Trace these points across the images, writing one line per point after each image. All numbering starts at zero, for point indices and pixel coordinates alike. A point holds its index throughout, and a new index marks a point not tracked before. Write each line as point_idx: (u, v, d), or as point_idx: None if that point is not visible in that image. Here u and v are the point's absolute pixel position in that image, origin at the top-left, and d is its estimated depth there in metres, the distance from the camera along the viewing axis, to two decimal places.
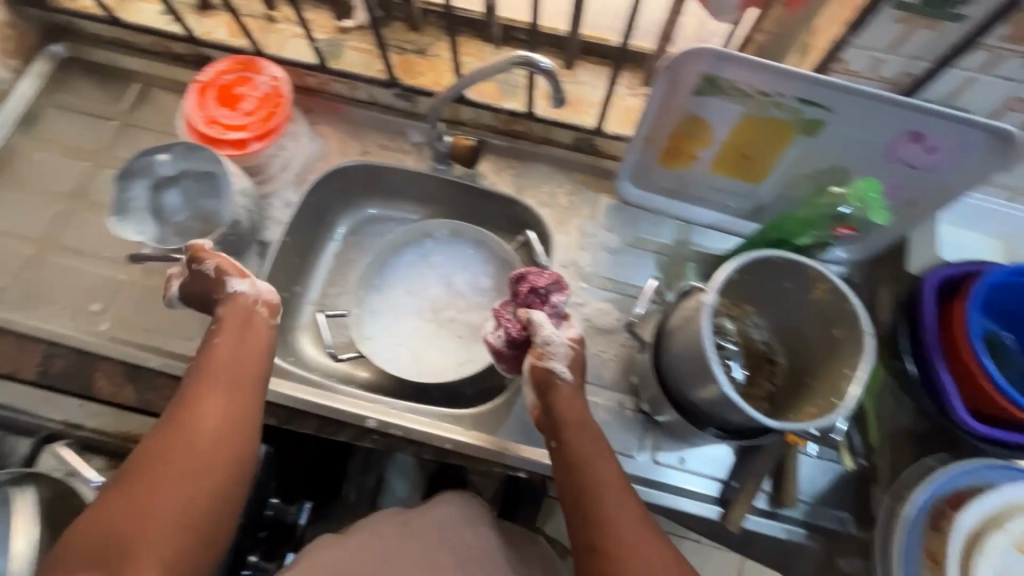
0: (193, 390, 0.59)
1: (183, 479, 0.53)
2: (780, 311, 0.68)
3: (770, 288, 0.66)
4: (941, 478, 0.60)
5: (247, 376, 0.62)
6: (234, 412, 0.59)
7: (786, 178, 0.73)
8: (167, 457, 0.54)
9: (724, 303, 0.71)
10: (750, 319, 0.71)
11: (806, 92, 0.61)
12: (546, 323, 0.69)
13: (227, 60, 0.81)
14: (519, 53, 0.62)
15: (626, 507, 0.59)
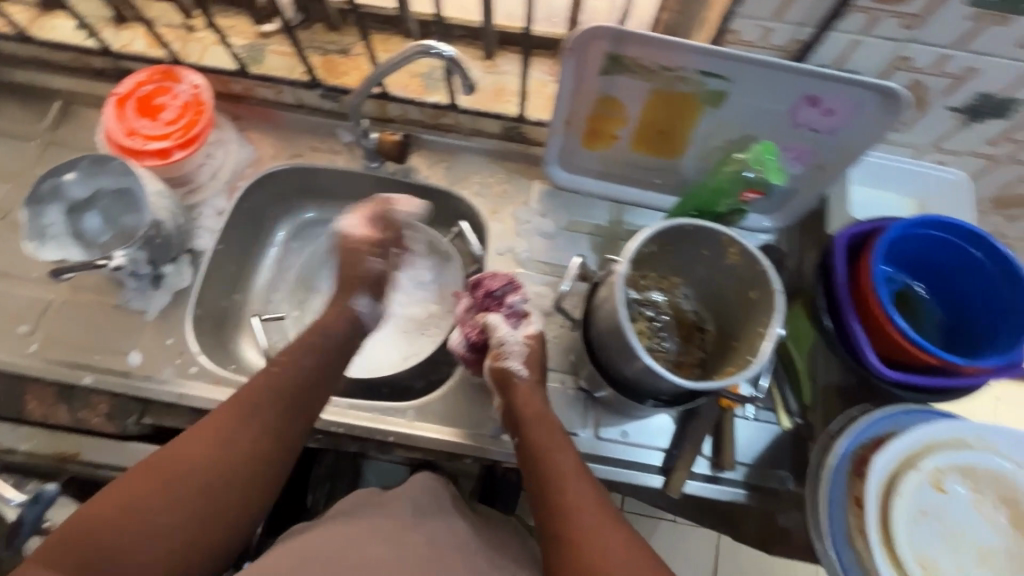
0: (254, 398, 0.60)
1: (215, 489, 0.55)
2: (705, 280, 0.71)
3: (690, 256, 0.69)
4: (862, 427, 0.62)
5: (310, 400, 0.64)
6: (282, 435, 0.60)
7: (703, 150, 0.75)
8: (209, 459, 0.55)
9: (651, 277, 0.72)
10: (680, 291, 0.73)
11: (705, 65, 0.64)
12: (502, 323, 0.71)
13: (146, 70, 0.80)
14: (420, 42, 0.64)
15: (582, 492, 0.60)
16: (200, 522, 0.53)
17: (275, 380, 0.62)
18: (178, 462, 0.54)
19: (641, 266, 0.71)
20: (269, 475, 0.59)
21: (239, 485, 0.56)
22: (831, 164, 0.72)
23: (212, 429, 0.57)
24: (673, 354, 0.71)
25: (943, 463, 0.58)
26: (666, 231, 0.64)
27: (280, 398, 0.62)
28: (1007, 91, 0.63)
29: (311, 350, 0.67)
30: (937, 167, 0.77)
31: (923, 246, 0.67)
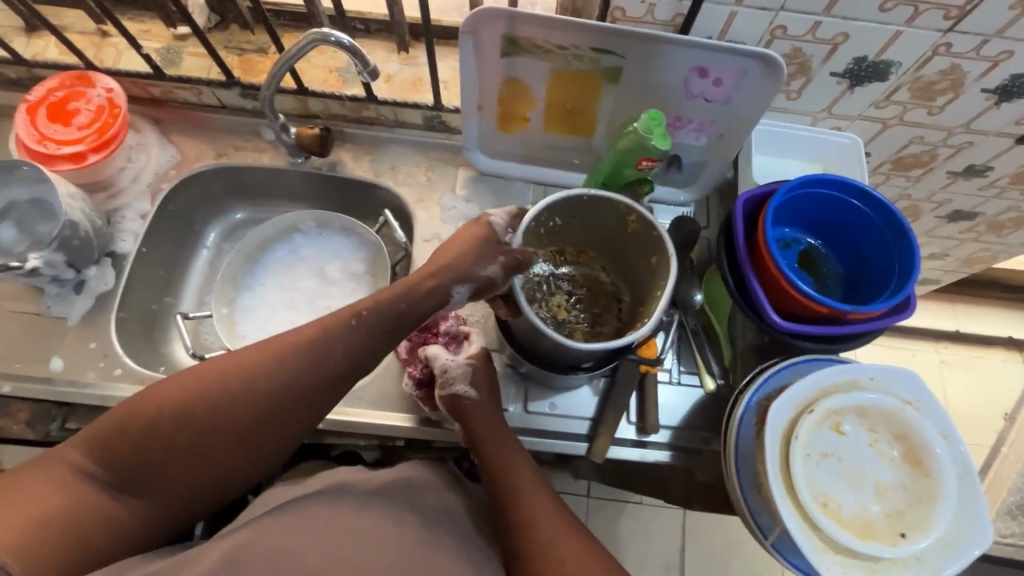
0: (310, 354, 0.57)
1: (235, 437, 0.55)
2: (621, 253, 0.73)
3: (597, 228, 0.72)
4: (766, 378, 0.65)
5: (360, 369, 0.60)
6: (321, 400, 0.58)
7: (612, 127, 0.78)
8: (244, 401, 0.55)
9: (569, 251, 0.76)
10: (599, 266, 0.76)
11: (596, 42, 0.66)
12: (441, 351, 0.73)
13: (58, 76, 0.80)
14: (315, 30, 0.66)
15: (541, 502, 0.64)
16: (208, 462, 0.55)
17: (336, 339, 0.58)
18: (220, 391, 0.55)
19: (555, 240, 0.74)
20: (296, 435, 0.58)
21: (264, 440, 0.56)
22: (730, 133, 0.76)
23: (258, 370, 0.56)
24: (590, 323, 0.72)
25: (838, 406, 0.62)
26: (564, 202, 0.67)
27: (334, 364, 0.58)
28: (880, 54, 0.67)
29: (386, 313, 0.60)
30: (831, 132, 0.79)
31: (814, 204, 0.71)
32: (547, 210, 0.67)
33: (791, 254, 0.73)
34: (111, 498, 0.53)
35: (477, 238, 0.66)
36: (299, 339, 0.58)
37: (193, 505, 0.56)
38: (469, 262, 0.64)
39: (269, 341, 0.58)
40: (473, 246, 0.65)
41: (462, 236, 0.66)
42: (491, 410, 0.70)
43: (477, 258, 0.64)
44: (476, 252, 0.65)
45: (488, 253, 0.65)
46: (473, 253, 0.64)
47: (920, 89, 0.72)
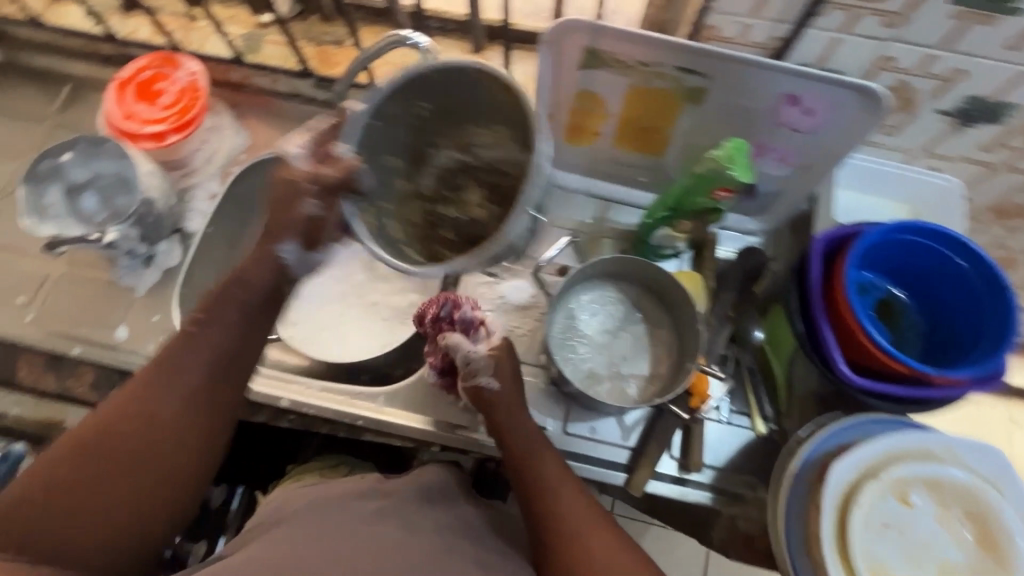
0: (185, 359, 0.55)
1: (154, 453, 0.52)
2: (515, 122, 0.57)
3: (479, 98, 0.59)
4: (828, 434, 0.61)
5: (244, 353, 0.58)
6: (219, 390, 0.56)
7: (685, 148, 0.74)
8: (139, 428, 0.52)
9: (449, 136, 0.63)
10: (514, 144, 0.60)
11: (682, 61, 0.63)
12: (462, 340, 0.68)
13: (148, 56, 0.83)
14: (394, 31, 0.65)
15: (567, 492, 0.61)
16: (145, 485, 0.52)
17: (209, 338, 0.55)
18: (117, 434, 0.51)
19: (432, 126, 0.62)
20: (219, 431, 0.57)
21: (189, 448, 0.54)
22: (813, 166, 0.71)
23: (142, 400, 0.52)
24: (496, 216, 0.61)
25: (906, 473, 0.57)
26: (404, 84, 0.57)
27: (212, 358, 0.55)
28: (998, 94, 0.61)
29: (229, 303, 0.56)
30: (930, 173, 0.74)
31: (902, 251, 0.65)
32: (397, 97, 0.58)
33: (869, 300, 0.68)
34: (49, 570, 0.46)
35: (281, 182, 0.59)
36: (160, 356, 0.54)
37: (156, 531, 0.52)
38: (283, 211, 0.58)
39: (130, 378, 0.54)
40: (284, 189, 0.58)
41: (274, 191, 0.60)
42: (515, 403, 0.66)
43: (273, 209, 0.59)
44: (281, 194, 0.58)
45: (294, 193, 0.57)
46: (275, 206, 0.59)
47: None
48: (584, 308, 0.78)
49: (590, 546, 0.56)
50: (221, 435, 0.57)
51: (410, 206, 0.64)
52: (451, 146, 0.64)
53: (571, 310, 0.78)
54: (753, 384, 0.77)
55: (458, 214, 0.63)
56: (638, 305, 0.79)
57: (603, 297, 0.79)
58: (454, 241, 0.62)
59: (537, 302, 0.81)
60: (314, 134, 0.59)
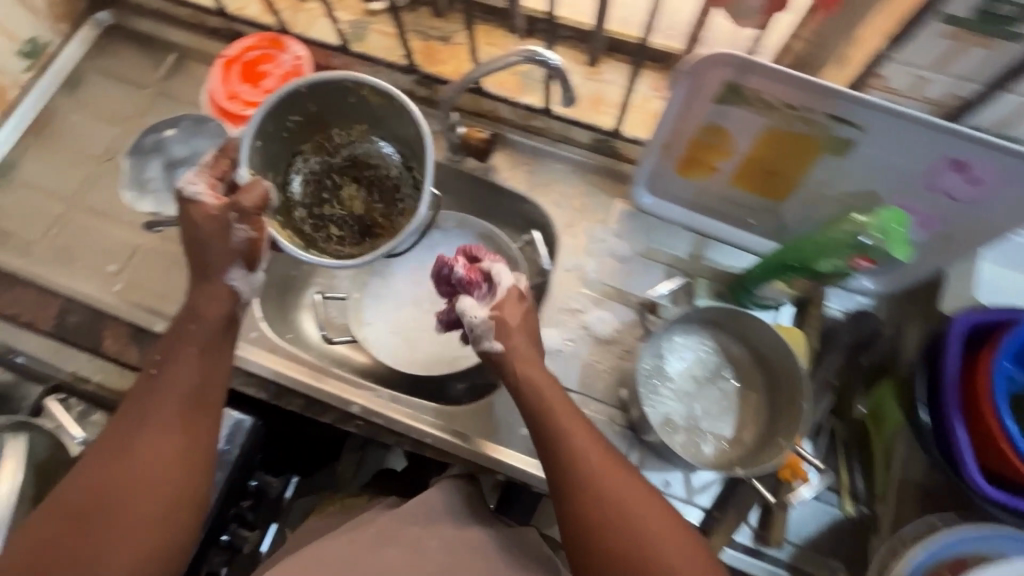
0: (150, 410, 0.55)
1: (142, 493, 0.53)
2: (384, 125, 0.74)
3: (341, 103, 0.72)
4: (946, 539, 0.56)
5: (206, 390, 0.59)
6: (184, 433, 0.56)
7: (811, 198, 0.68)
8: (120, 475, 0.53)
9: (304, 140, 0.75)
10: (376, 139, 0.76)
11: (838, 109, 0.57)
12: (465, 301, 0.63)
13: (255, 36, 0.82)
14: (528, 47, 0.60)
15: (582, 443, 0.55)
16: (142, 527, 0.52)
17: (166, 385, 0.57)
18: (89, 497, 0.52)
19: (296, 135, 0.73)
20: (189, 479, 0.55)
21: (159, 503, 0.53)
22: (960, 237, 0.63)
23: (110, 458, 0.53)
24: (397, 202, 0.76)
25: None
26: (281, 102, 0.67)
27: (174, 400, 0.56)
28: None
29: (187, 339, 0.59)
30: None
31: None
32: (273, 117, 0.68)
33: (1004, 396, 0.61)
34: None
35: (193, 225, 0.60)
36: (125, 412, 0.56)
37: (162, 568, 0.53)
38: (216, 242, 0.60)
39: (100, 437, 0.55)
40: (210, 226, 0.60)
41: (182, 231, 0.61)
42: (532, 357, 0.61)
43: (197, 246, 0.60)
44: (211, 229, 0.60)
45: (220, 225, 0.60)
46: (196, 241, 0.60)
47: None
48: (676, 353, 0.73)
49: (608, 501, 0.52)
50: (207, 466, 0.57)
51: (293, 215, 0.74)
52: (313, 151, 0.76)
53: (660, 350, 0.73)
54: (847, 461, 0.71)
55: (339, 209, 0.76)
56: (732, 358, 0.74)
57: (699, 347, 0.74)
58: (346, 236, 0.75)
59: (622, 338, 0.76)
60: (209, 174, 0.62)
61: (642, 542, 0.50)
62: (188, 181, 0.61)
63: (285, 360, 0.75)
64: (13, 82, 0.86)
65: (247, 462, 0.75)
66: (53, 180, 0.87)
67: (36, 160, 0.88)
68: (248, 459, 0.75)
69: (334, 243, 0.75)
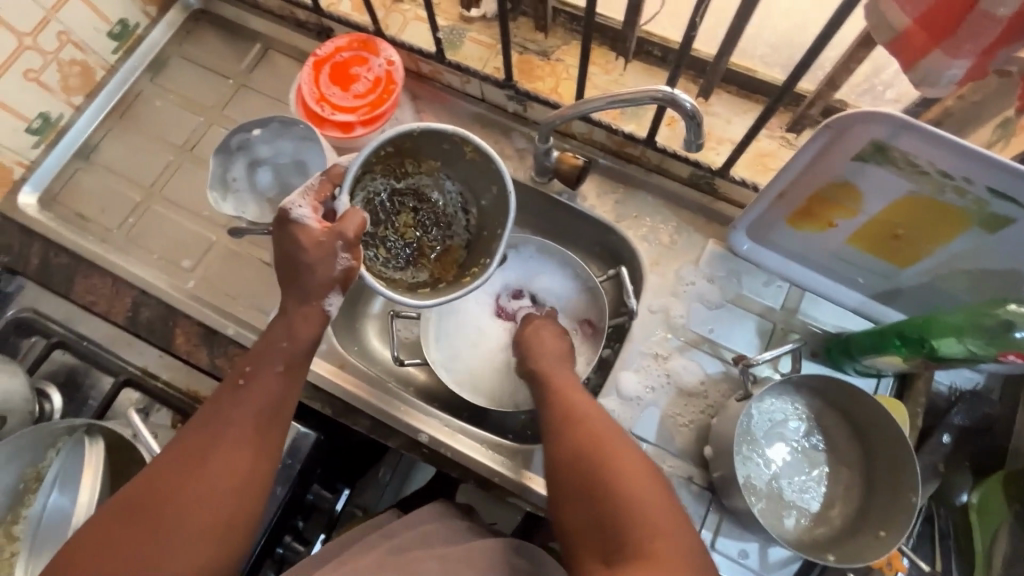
0: (229, 422, 0.54)
1: (204, 507, 0.50)
2: (462, 169, 0.71)
3: (430, 146, 0.69)
4: None
5: (281, 413, 0.57)
6: (255, 456, 0.54)
7: (940, 269, 0.62)
8: (188, 485, 0.51)
9: (377, 165, 0.69)
10: (444, 176, 0.73)
11: (1002, 185, 0.51)
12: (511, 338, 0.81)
13: (347, 36, 0.79)
14: (662, 87, 0.55)
15: (580, 403, 0.61)
16: (198, 543, 0.50)
17: (248, 400, 0.55)
18: (155, 501, 0.50)
19: (376, 160, 0.68)
20: (248, 506, 0.52)
21: (214, 525, 0.50)
22: None
23: (180, 466, 0.51)
24: (447, 238, 0.75)
25: None
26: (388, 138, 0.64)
27: (252, 416, 0.55)
28: None
29: (274, 355, 0.58)
30: None
31: None
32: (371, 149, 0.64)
33: None
34: None
35: (294, 249, 0.59)
36: (205, 418, 0.54)
37: None
38: (320, 270, 0.59)
39: (175, 438, 0.54)
40: (316, 252, 0.58)
41: (279, 248, 0.60)
42: (558, 364, 0.68)
43: (291, 267, 0.59)
44: (316, 254, 0.58)
45: (326, 250, 0.58)
46: (293, 267, 0.59)
47: None
48: (765, 415, 0.69)
49: (614, 476, 0.53)
50: (269, 488, 0.55)
51: None
52: (383, 173, 0.70)
53: (749, 410, 0.68)
54: (943, 550, 0.66)
55: (392, 236, 0.74)
56: (824, 425, 0.70)
57: (792, 411, 0.69)
58: (392, 259, 0.73)
59: (704, 391, 0.72)
60: (314, 196, 0.61)
61: (630, 513, 0.50)
62: (292, 202, 0.60)
63: (355, 378, 0.74)
64: (100, 63, 0.85)
65: (306, 476, 0.72)
66: (133, 166, 0.86)
67: (117, 143, 0.87)
68: (308, 474, 0.72)
69: (378, 264, 0.72)
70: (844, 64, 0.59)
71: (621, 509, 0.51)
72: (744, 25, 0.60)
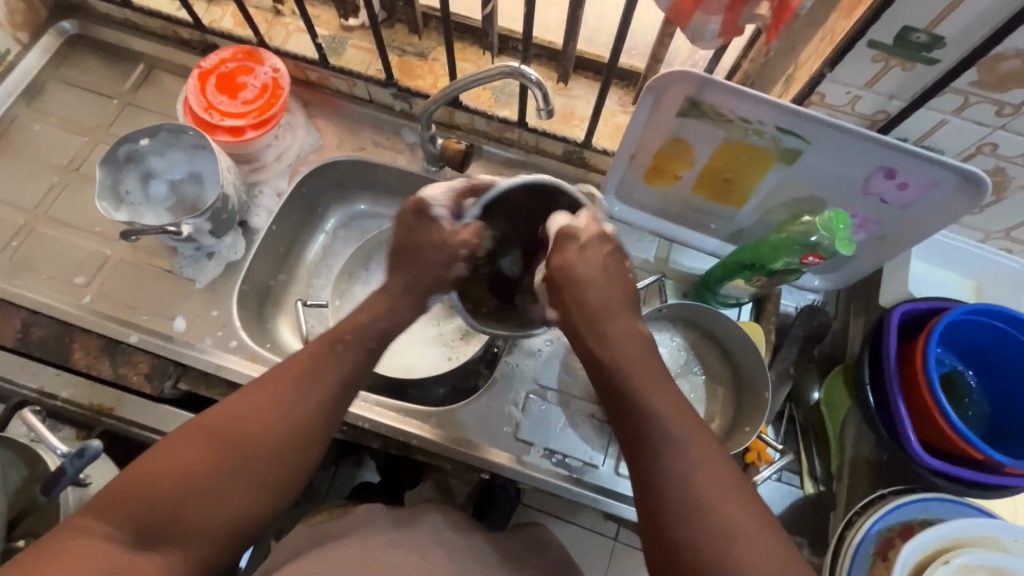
0: (314, 387, 0.56)
1: (265, 457, 0.52)
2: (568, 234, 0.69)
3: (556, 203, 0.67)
4: (892, 509, 0.63)
5: (351, 393, 0.59)
6: (327, 425, 0.56)
7: (766, 204, 0.75)
8: (263, 430, 0.53)
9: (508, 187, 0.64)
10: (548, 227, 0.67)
11: (784, 122, 0.63)
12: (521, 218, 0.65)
13: (232, 48, 0.83)
14: (511, 63, 0.64)
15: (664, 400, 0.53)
16: (253, 489, 0.51)
17: (332, 364, 0.58)
18: (234, 437, 0.52)
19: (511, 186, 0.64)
20: (303, 470, 0.55)
21: (274, 476, 0.52)
22: (893, 237, 0.71)
23: (256, 411, 0.53)
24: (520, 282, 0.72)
25: (974, 562, 0.57)
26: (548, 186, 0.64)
27: (332, 381, 0.58)
28: None
29: (371, 332, 0.62)
30: (999, 254, 0.75)
31: (983, 335, 0.67)
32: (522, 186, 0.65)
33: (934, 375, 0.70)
34: (135, 554, 0.46)
35: (419, 244, 0.67)
36: (293, 375, 0.56)
37: (244, 534, 0.51)
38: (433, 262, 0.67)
39: (256, 381, 0.56)
40: (439, 253, 0.67)
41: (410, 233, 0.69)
42: (624, 325, 0.59)
43: (420, 265, 0.67)
44: (438, 256, 0.67)
45: (445, 253, 0.67)
46: (419, 263, 0.67)
47: None
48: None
49: (697, 491, 0.48)
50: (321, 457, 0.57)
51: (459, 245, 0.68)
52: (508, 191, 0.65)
53: None
54: (804, 444, 0.78)
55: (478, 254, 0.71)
56: (699, 351, 0.80)
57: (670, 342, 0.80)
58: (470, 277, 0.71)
59: None
60: (456, 193, 0.68)
61: (707, 519, 0.46)
62: (434, 196, 0.68)
63: (265, 367, 0.76)
64: None
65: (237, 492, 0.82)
66: (14, 191, 0.84)
67: None
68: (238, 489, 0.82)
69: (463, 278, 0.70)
70: (661, 40, 0.70)
71: (712, 532, 0.46)
72: (579, 13, 0.71)
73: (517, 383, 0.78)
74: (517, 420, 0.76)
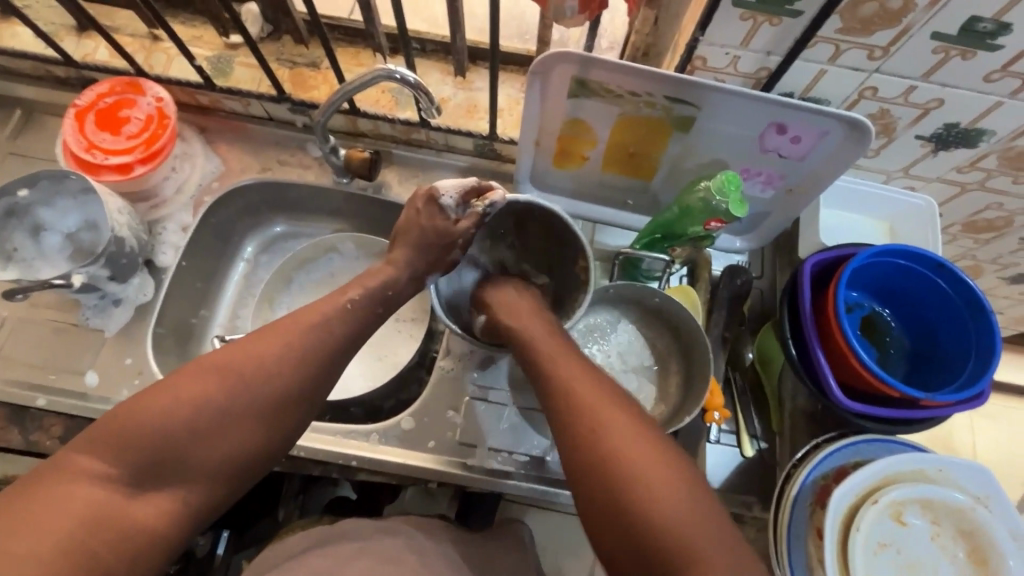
0: (306, 337, 0.57)
1: (257, 411, 0.54)
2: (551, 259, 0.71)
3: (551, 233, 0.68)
4: (823, 457, 0.65)
5: (343, 355, 0.60)
6: (322, 383, 0.58)
7: (674, 172, 0.74)
8: (257, 383, 0.54)
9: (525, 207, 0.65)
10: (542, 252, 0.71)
11: (671, 92, 0.63)
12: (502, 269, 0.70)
13: (109, 81, 0.79)
14: (383, 65, 0.63)
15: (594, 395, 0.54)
16: (245, 440, 0.53)
17: (327, 320, 0.59)
18: (231, 384, 0.53)
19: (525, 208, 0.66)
20: (293, 429, 0.56)
21: (267, 431, 0.54)
22: (799, 190, 0.72)
23: (251, 364, 0.54)
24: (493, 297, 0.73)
25: (902, 496, 0.59)
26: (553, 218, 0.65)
27: (325, 335, 0.58)
28: (973, 122, 0.63)
29: (377, 299, 0.64)
30: (906, 192, 0.76)
31: (893, 274, 0.68)
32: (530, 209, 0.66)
33: (855, 319, 0.71)
34: (132, 491, 0.49)
35: (422, 228, 0.67)
36: (295, 327, 0.58)
37: (233, 481, 0.54)
38: (427, 231, 0.67)
39: (256, 330, 0.57)
40: (432, 232, 0.67)
41: (413, 213, 0.68)
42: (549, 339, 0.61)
43: (423, 248, 0.67)
44: (432, 236, 0.67)
45: (445, 243, 0.67)
46: (423, 247, 0.67)
47: (1009, 158, 0.68)
48: (604, 338, 0.77)
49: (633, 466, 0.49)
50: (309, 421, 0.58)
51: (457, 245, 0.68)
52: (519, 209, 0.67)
53: (583, 330, 0.77)
54: (744, 405, 0.78)
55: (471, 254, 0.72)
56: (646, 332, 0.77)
57: (620, 328, 0.77)
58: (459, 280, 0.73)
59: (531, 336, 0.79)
60: (464, 190, 0.67)
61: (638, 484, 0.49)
62: (444, 185, 0.66)
63: None
64: None
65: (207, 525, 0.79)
66: None
67: None
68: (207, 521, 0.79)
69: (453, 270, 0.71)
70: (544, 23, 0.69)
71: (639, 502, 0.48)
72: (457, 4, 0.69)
73: (455, 385, 0.77)
74: (457, 424, 0.75)
